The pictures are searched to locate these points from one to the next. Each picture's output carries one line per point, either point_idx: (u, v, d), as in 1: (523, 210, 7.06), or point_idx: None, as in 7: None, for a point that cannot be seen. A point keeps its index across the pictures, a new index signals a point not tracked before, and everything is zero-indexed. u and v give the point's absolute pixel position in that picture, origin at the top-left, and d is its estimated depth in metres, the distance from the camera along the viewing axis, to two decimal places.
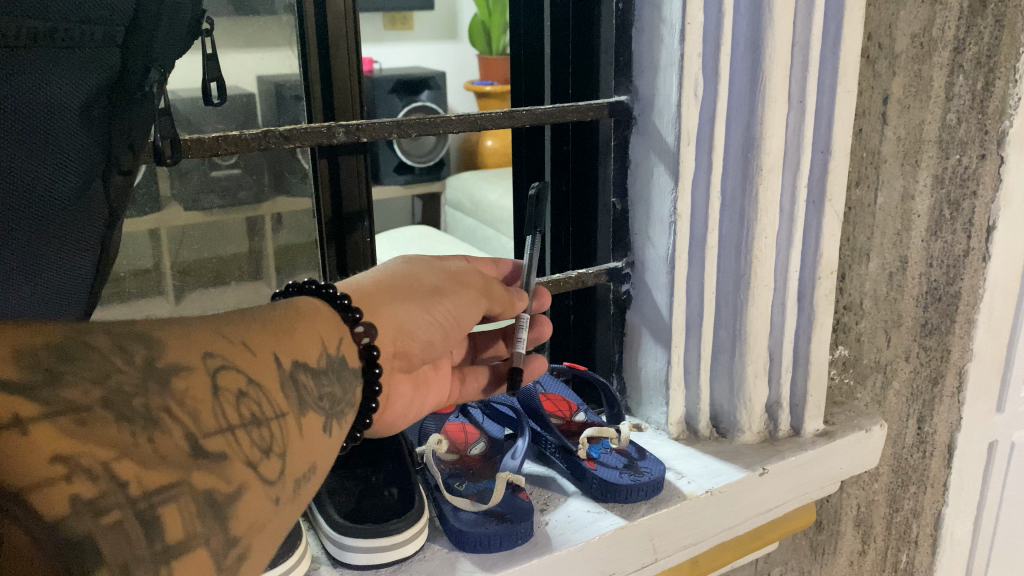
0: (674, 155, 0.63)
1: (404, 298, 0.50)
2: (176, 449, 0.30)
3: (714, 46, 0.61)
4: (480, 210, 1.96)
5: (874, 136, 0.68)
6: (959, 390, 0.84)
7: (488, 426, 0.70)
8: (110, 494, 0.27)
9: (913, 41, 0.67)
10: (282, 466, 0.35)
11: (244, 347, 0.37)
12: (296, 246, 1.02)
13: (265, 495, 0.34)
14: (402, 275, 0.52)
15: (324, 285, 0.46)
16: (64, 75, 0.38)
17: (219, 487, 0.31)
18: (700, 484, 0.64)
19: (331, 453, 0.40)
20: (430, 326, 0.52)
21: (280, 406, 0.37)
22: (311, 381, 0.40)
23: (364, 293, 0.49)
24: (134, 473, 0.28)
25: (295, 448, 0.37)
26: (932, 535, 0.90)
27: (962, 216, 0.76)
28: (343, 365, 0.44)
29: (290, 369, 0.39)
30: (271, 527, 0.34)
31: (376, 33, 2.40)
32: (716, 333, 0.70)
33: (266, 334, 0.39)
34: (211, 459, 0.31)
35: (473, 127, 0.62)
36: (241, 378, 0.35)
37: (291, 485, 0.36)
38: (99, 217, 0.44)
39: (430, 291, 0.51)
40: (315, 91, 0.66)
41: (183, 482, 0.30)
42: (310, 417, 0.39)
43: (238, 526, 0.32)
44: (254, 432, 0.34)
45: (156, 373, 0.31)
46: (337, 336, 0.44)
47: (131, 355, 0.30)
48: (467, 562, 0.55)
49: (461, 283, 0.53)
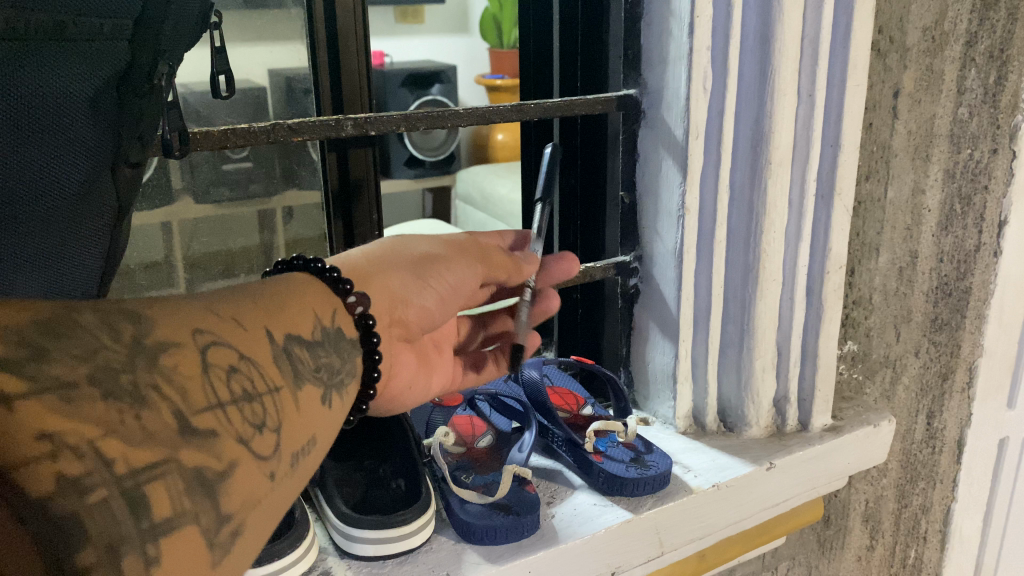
0: (683, 148, 0.63)
1: (396, 268, 0.52)
2: (164, 426, 0.30)
3: (723, 38, 0.61)
4: (490, 204, 1.96)
5: (884, 130, 0.68)
6: (969, 386, 0.83)
7: (494, 420, 0.71)
8: (96, 473, 0.27)
9: (925, 34, 0.67)
10: (277, 441, 0.36)
11: (234, 323, 0.37)
12: (307, 239, 1.03)
13: (259, 471, 0.34)
14: (394, 248, 0.54)
15: (311, 259, 0.48)
16: (74, 69, 0.39)
17: (210, 464, 0.32)
18: (706, 478, 0.64)
19: (331, 423, 0.42)
20: (424, 294, 0.53)
21: (273, 380, 0.38)
22: (307, 354, 0.42)
23: (354, 266, 0.51)
24: (120, 451, 0.28)
25: (292, 422, 0.38)
26: (941, 531, 0.89)
27: (973, 211, 0.75)
28: (340, 337, 0.45)
29: (283, 344, 0.40)
30: (267, 503, 0.35)
31: (388, 28, 2.40)
32: (725, 327, 0.70)
33: (258, 311, 0.40)
34: (198, 436, 0.32)
35: (479, 121, 0.63)
36: (232, 354, 0.36)
37: (287, 460, 0.37)
38: (107, 208, 0.44)
39: (419, 258, 0.53)
40: (324, 84, 0.66)
41: (171, 459, 0.30)
42: (307, 390, 0.41)
43: (229, 503, 0.32)
44: (247, 408, 0.35)
45: (143, 350, 0.31)
46: (331, 309, 0.45)
47: (119, 333, 0.31)
48: (473, 554, 0.55)
49: (459, 250, 0.55)
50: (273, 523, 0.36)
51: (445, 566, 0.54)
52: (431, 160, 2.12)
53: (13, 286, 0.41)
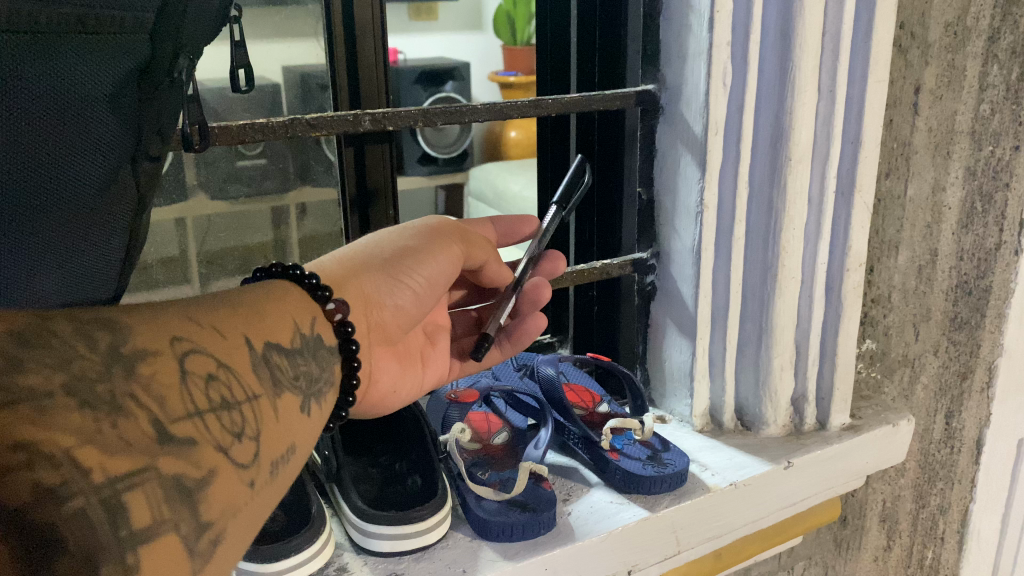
0: (701, 144, 0.63)
1: (372, 269, 0.51)
2: (142, 434, 0.30)
3: (743, 35, 0.61)
4: (504, 201, 1.96)
5: (905, 127, 0.67)
6: (988, 386, 0.82)
7: (511, 417, 0.71)
8: (73, 481, 0.27)
9: (947, 30, 0.66)
10: (255, 450, 0.36)
11: (213, 331, 0.38)
12: (322, 235, 1.04)
13: (239, 479, 0.35)
14: (370, 251, 0.52)
15: (291, 266, 0.47)
16: (98, 58, 0.39)
17: (189, 472, 0.32)
18: (724, 477, 0.64)
19: (309, 433, 0.42)
20: (399, 293, 0.51)
21: (252, 389, 0.38)
22: (286, 362, 0.42)
23: (333, 275, 0.50)
24: (97, 460, 0.28)
25: (270, 430, 0.38)
26: (958, 532, 0.88)
27: (994, 209, 0.74)
28: (319, 344, 0.45)
29: (262, 351, 0.40)
30: (246, 513, 0.35)
31: (402, 24, 2.41)
32: (743, 326, 0.69)
33: (237, 318, 0.40)
34: (177, 443, 0.32)
35: (497, 116, 0.62)
36: (210, 362, 0.36)
37: (267, 468, 0.37)
38: (126, 205, 0.44)
39: (392, 253, 0.51)
40: (342, 81, 0.66)
41: (150, 468, 0.30)
42: (286, 399, 0.41)
43: (209, 511, 0.32)
44: (225, 416, 0.35)
45: (121, 359, 0.32)
46: (311, 317, 0.45)
47: (95, 342, 0.31)
48: (489, 551, 0.55)
49: (435, 240, 0.53)
50: (255, 528, 0.36)
51: (462, 563, 0.54)
52: (444, 156, 2.12)
53: (37, 283, 0.42)
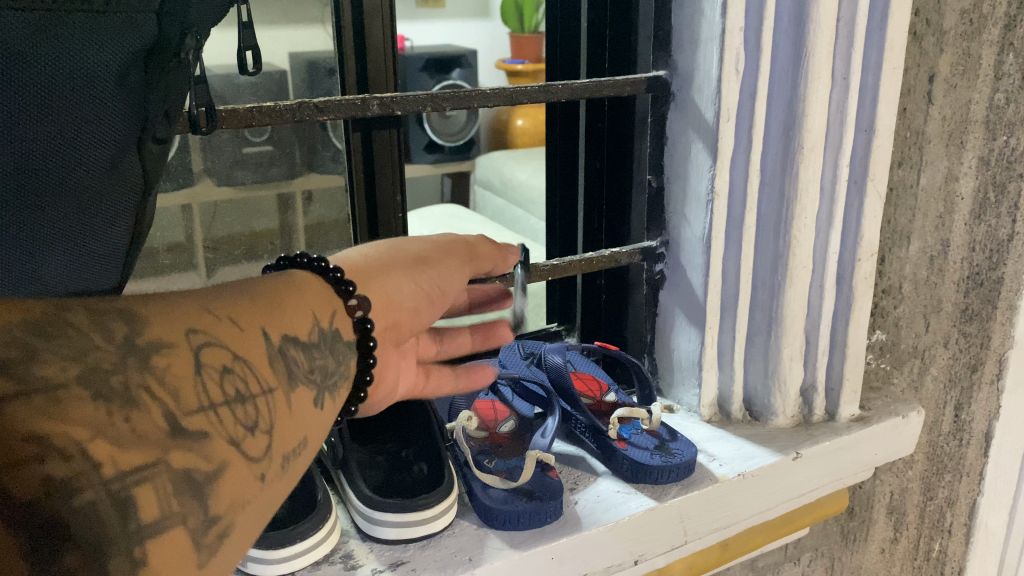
0: (713, 132, 0.62)
1: (393, 267, 0.51)
2: (154, 427, 0.30)
3: (756, 20, 0.60)
4: (510, 189, 1.95)
5: (919, 115, 0.66)
6: (998, 377, 0.81)
7: (517, 405, 0.70)
8: (84, 475, 0.27)
9: (963, 17, 0.65)
10: (267, 443, 0.36)
11: (230, 322, 0.37)
12: (327, 222, 1.04)
13: (248, 472, 0.34)
14: (390, 250, 0.52)
15: (315, 258, 0.47)
16: (104, 37, 0.38)
17: (199, 466, 0.32)
18: (732, 468, 0.63)
19: (320, 427, 0.41)
20: (413, 293, 0.51)
21: (268, 382, 0.38)
22: (303, 355, 0.41)
23: (357, 268, 0.50)
24: (108, 453, 0.28)
25: (283, 424, 0.38)
26: (965, 524, 0.88)
27: (1008, 199, 0.73)
28: (337, 339, 0.44)
29: (279, 345, 0.39)
30: (256, 505, 0.34)
31: (410, 11, 2.39)
32: (752, 315, 0.68)
33: (256, 309, 0.39)
34: (189, 436, 0.31)
35: (508, 102, 0.61)
36: (225, 354, 0.35)
37: (278, 462, 0.36)
38: (130, 187, 0.44)
39: (412, 260, 0.52)
40: (350, 64, 0.65)
41: (160, 461, 0.30)
42: (301, 392, 0.40)
43: (217, 504, 0.32)
44: (239, 409, 0.35)
45: (136, 350, 0.31)
46: (329, 311, 0.45)
47: (111, 333, 0.31)
48: (496, 540, 0.55)
49: (448, 252, 0.54)
50: (264, 521, 0.35)
51: (468, 551, 0.54)
52: (450, 144, 2.10)
53: (44, 264, 0.42)
